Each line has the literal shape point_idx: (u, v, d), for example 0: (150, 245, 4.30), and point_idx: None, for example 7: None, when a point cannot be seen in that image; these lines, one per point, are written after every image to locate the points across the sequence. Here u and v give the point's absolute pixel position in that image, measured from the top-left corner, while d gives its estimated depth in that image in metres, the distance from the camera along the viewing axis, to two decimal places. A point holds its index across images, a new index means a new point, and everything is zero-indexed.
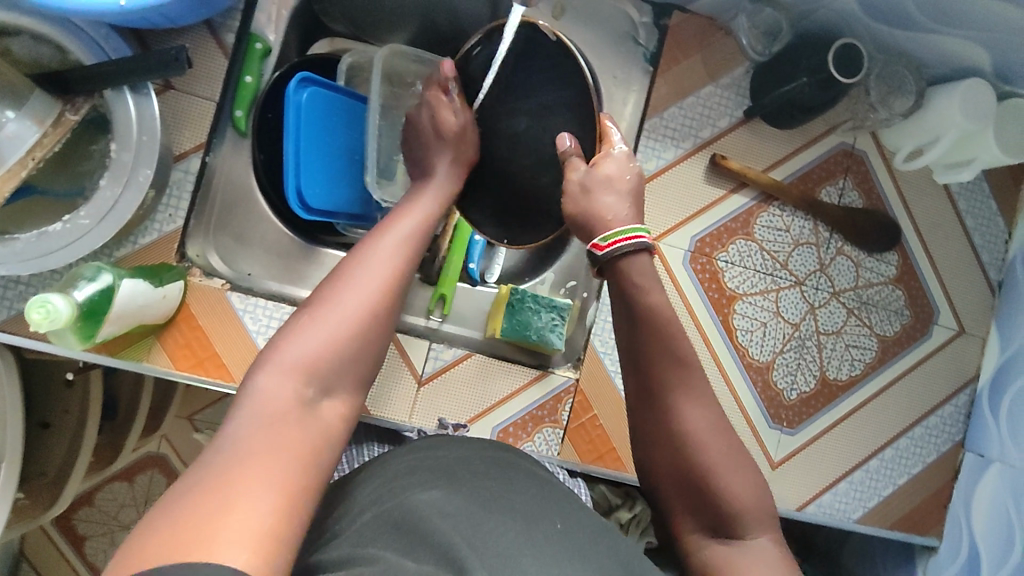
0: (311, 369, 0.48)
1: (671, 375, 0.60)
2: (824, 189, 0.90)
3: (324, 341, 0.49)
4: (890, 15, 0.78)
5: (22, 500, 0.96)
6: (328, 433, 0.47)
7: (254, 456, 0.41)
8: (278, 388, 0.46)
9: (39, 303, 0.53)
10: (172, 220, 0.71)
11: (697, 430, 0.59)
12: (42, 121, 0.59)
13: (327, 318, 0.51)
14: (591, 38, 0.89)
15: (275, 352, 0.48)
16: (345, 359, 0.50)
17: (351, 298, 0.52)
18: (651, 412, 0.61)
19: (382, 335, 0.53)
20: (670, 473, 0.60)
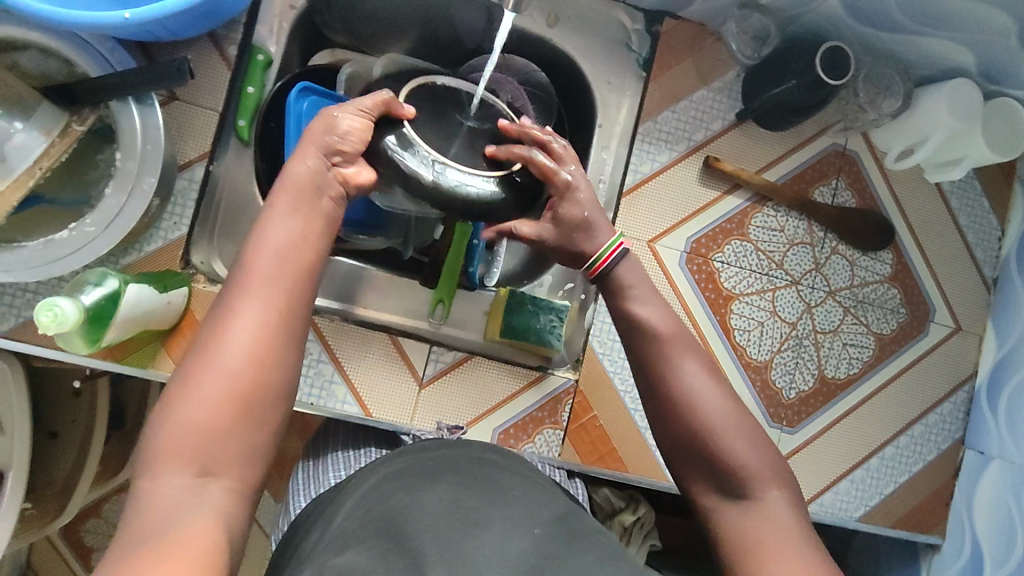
0: (193, 451, 0.47)
1: (660, 342, 0.63)
2: (818, 189, 0.91)
3: (196, 420, 0.47)
4: (876, 18, 0.80)
5: (30, 510, 0.97)
6: (223, 506, 0.47)
7: (147, 552, 0.42)
8: (159, 478, 0.46)
9: (47, 306, 0.54)
10: (177, 227, 0.73)
11: (698, 393, 0.61)
12: (50, 133, 0.61)
13: (197, 390, 0.48)
14: (586, 46, 0.89)
15: (156, 437, 0.47)
16: (225, 428, 0.48)
17: (224, 362, 0.49)
18: (651, 382, 0.63)
19: (268, 392, 0.50)
20: (676, 442, 0.62)
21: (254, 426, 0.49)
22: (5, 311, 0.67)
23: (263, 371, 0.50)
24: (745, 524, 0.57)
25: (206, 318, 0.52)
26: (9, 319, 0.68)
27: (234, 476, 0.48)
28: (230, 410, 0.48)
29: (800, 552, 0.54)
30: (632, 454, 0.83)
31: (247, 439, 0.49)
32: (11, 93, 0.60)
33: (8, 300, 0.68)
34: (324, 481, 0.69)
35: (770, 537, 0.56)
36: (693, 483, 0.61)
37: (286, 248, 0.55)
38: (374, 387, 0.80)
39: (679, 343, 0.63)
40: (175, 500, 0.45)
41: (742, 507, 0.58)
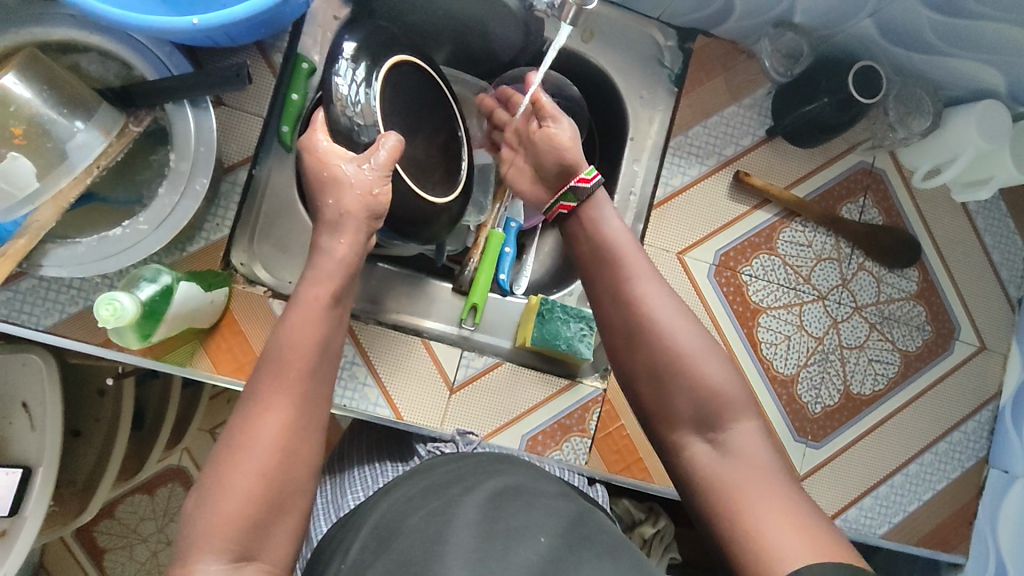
0: (231, 537, 0.47)
1: (623, 268, 0.61)
2: (845, 206, 0.92)
3: (230, 514, 0.48)
4: (909, 38, 0.81)
5: (51, 508, 0.99)
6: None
7: None
8: (194, 572, 0.46)
9: (107, 300, 0.56)
10: (219, 229, 0.74)
11: (668, 319, 0.58)
12: (109, 133, 0.63)
13: (230, 482, 0.49)
14: (620, 61, 0.90)
15: (194, 523, 0.48)
16: (259, 519, 0.48)
17: (259, 445, 0.50)
18: (620, 310, 0.60)
19: (299, 474, 0.51)
20: (646, 373, 0.58)
21: (286, 514, 0.50)
22: (51, 306, 0.69)
23: (293, 461, 0.51)
24: (718, 463, 0.54)
25: (235, 410, 0.52)
26: (54, 314, 0.69)
27: (268, 562, 0.49)
28: (261, 501, 0.49)
29: (781, 484, 0.52)
30: (657, 464, 0.84)
31: (280, 529, 0.50)
32: (73, 93, 0.61)
33: (54, 295, 0.69)
34: (343, 505, 0.67)
35: (746, 471, 0.53)
36: (663, 421, 0.58)
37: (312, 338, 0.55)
38: (404, 393, 0.81)
39: (647, 272, 0.60)
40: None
41: (716, 445, 0.55)
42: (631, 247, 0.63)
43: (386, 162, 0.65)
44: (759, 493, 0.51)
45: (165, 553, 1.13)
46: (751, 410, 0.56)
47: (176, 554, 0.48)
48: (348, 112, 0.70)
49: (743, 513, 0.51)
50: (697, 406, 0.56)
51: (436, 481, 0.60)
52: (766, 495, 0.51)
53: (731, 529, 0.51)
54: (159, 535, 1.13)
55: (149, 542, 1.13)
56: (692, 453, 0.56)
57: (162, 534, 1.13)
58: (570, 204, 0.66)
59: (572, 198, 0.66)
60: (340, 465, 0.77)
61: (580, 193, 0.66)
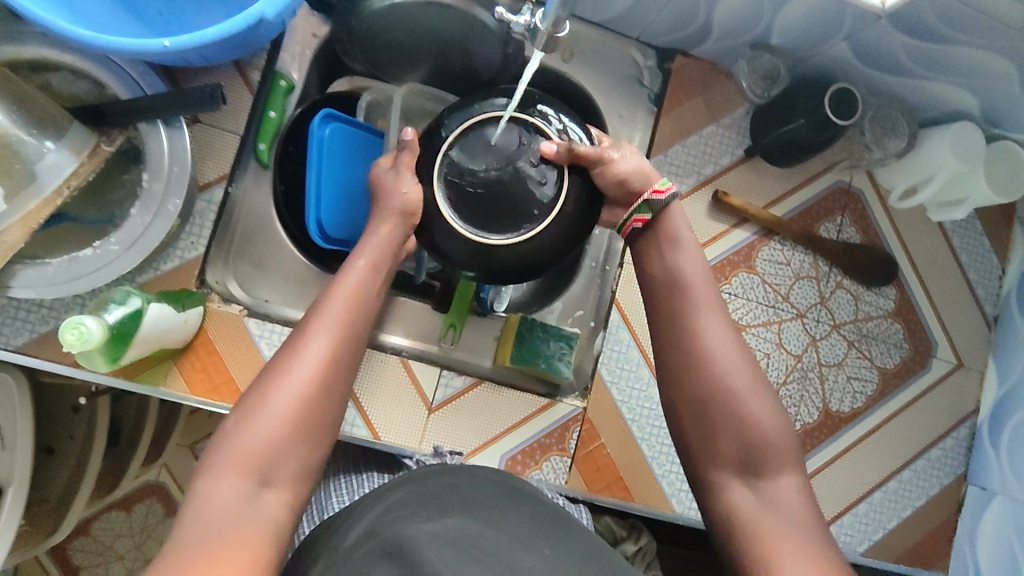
0: (252, 464, 0.52)
1: (689, 295, 0.63)
2: (823, 225, 0.93)
3: (257, 442, 0.53)
4: (883, 62, 0.82)
5: (24, 527, 0.97)
6: (272, 519, 0.51)
7: (208, 551, 0.47)
8: (219, 491, 0.51)
9: (73, 324, 0.54)
10: (194, 247, 0.74)
11: (723, 355, 0.61)
12: (80, 152, 0.61)
13: (265, 412, 0.54)
14: (601, 80, 0.91)
15: (225, 445, 0.53)
16: (282, 450, 0.53)
17: (294, 378, 0.55)
18: (676, 333, 0.63)
19: (324, 412, 0.56)
20: (693, 401, 0.61)
21: (306, 451, 0.55)
22: (20, 326, 0.68)
23: (318, 406, 0.56)
24: (756, 505, 0.57)
25: (281, 347, 0.58)
26: (23, 334, 0.69)
27: (283, 494, 0.53)
28: (288, 434, 0.54)
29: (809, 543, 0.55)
30: (637, 483, 0.84)
31: (297, 464, 0.54)
32: (44, 113, 0.60)
33: (24, 314, 0.68)
34: (327, 508, 0.66)
35: (778, 523, 0.56)
36: (707, 460, 0.61)
37: (359, 300, 0.61)
38: (383, 410, 0.80)
39: (715, 307, 0.63)
40: (221, 517, 0.50)
41: (756, 491, 0.58)
42: (702, 282, 0.65)
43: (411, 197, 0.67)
44: (794, 556, 0.54)
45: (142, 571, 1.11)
46: (794, 464, 0.59)
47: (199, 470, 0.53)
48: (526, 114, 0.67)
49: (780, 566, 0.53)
50: (746, 451, 0.59)
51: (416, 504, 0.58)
52: (796, 553, 0.54)
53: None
54: (136, 553, 1.10)
55: (125, 560, 1.10)
56: (733, 496, 0.59)
57: (138, 552, 1.10)
58: (648, 216, 0.67)
59: (647, 210, 0.67)
60: None
61: (655, 205, 0.67)
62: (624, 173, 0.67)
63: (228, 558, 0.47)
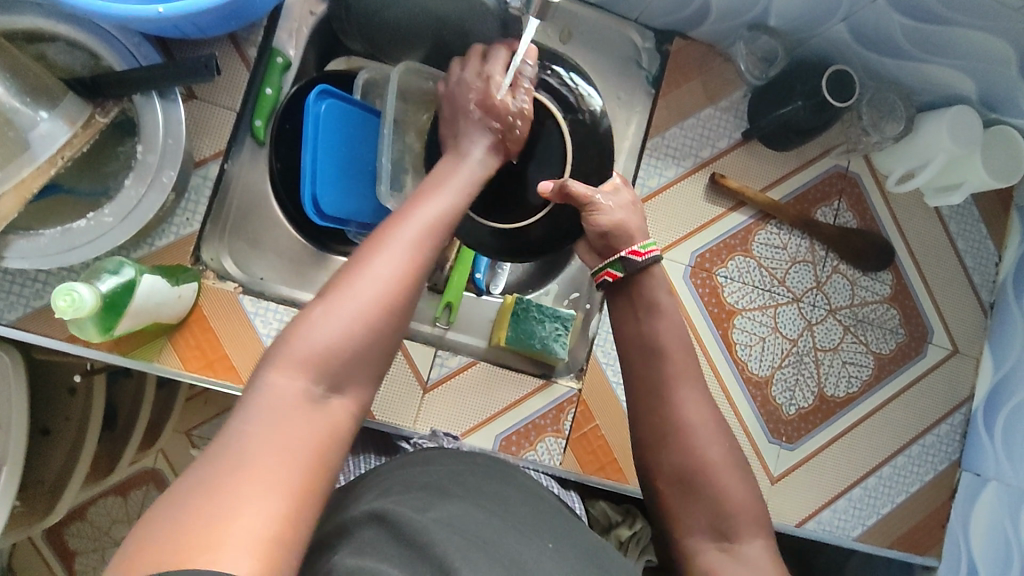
0: (324, 362, 0.46)
1: (669, 367, 0.63)
2: (820, 209, 0.93)
3: (335, 338, 0.47)
4: (881, 44, 0.82)
5: (18, 508, 0.96)
6: (337, 427, 0.46)
7: (271, 450, 0.41)
8: (286, 386, 0.45)
9: (65, 290, 0.54)
10: (189, 223, 0.73)
11: (699, 426, 0.61)
12: (74, 123, 0.61)
13: (347, 308, 0.48)
14: (598, 61, 0.91)
15: (295, 337, 0.47)
16: (358, 355, 0.48)
17: (376, 275, 0.50)
18: (653, 404, 0.63)
19: (403, 319, 0.51)
20: (671, 471, 0.62)
21: (377, 362, 0.49)
22: (14, 300, 0.68)
23: (399, 314, 0.50)
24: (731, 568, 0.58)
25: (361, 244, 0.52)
26: (17, 309, 0.68)
27: (351, 404, 0.47)
28: (366, 337, 0.48)
29: None
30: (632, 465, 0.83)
31: (367, 375, 0.49)
32: (37, 82, 0.60)
33: (18, 289, 0.68)
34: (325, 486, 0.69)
35: None
36: (680, 523, 0.61)
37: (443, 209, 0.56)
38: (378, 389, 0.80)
39: (689, 383, 0.63)
40: (288, 411, 0.44)
41: (730, 554, 0.59)
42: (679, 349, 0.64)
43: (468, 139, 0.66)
44: None
45: None
46: (764, 527, 0.60)
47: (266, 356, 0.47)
48: (564, 86, 0.70)
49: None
50: (718, 518, 0.59)
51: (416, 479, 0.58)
52: None
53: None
54: None
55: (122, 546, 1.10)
56: (705, 559, 0.60)
57: None
58: (619, 273, 0.66)
59: (620, 267, 0.66)
60: None
61: (629, 265, 0.66)
62: (601, 226, 0.67)
63: (294, 460, 0.42)
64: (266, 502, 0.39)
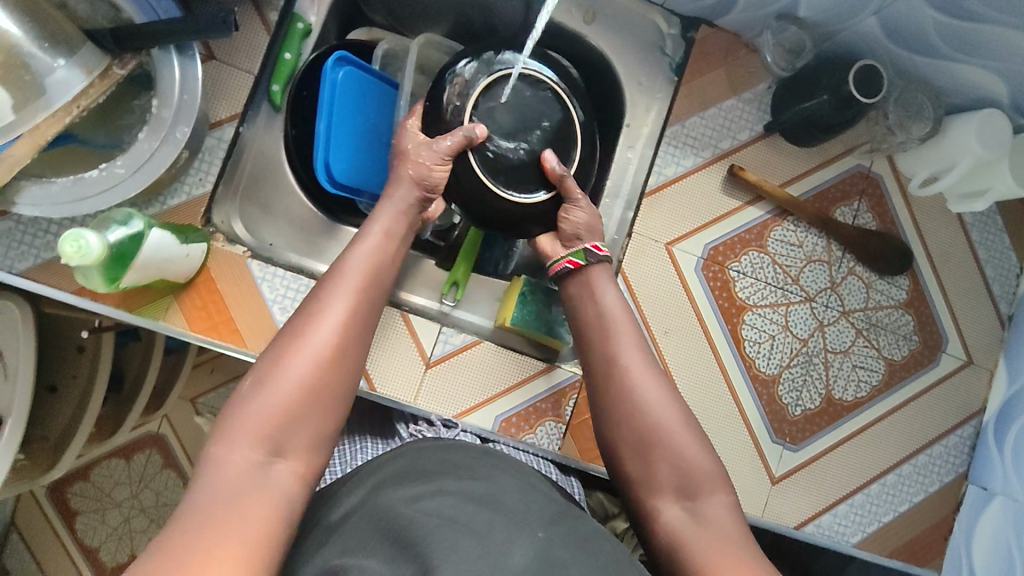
0: (264, 433, 0.51)
1: (616, 334, 0.66)
2: (839, 209, 0.91)
3: (269, 414, 0.51)
4: (913, 40, 0.80)
5: (21, 462, 0.97)
6: (285, 490, 0.50)
7: (223, 519, 0.46)
8: (231, 460, 0.49)
9: (73, 237, 0.54)
10: (201, 184, 0.74)
11: (644, 384, 0.62)
12: (91, 72, 0.62)
13: (281, 377, 0.53)
14: (620, 45, 0.89)
15: (237, 415, 0.51)
16: (295, 417, 0.52)
17: (306, 346, 0.54)
18: (606, 369, 0.64)
19: (340, 381, 0.55)
20: (625, 437, 0.62)
21: (318, 421, 0.53)
22: (25, 250, 0.68)
23: (330, 378, 0.54)
24: (691, 526, 0.56)
25: (292, 316, 0.57)
26: (28, 259, 0.69)
27: (298, 464, 0.52)
28: (300, 403, 0.52)
29: (748, 558, 0.53)
30: None
31: (310, 436, 0.53)
32: (57, 29, 0.61)
33: (29, 239, 0.69)
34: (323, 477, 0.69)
35: (713, 542, 0.54)
36: (645, 488, 0.60)
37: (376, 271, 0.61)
38: (381, 362, 0.80)
39: (636, 347, 0.65)
40: (231, 488, 0.48)
41: (690, 512, 0.57)
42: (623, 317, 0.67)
43: (451, 149, 0.68)
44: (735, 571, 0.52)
45: (138, 519, 1.11)
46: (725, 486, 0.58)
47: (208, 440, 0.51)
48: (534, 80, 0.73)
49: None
50: (679, 477, 0.58)
51: (411, 466, 0.61)
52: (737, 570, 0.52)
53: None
54: (133, 501, 1.11)
55: (122, 507, 1.11)
56: (666, 521, 0.58)
57: (136, 501, 1.11)
58: (580, 262, 0.71)
59: (582, 256, 0.71)
60: None
61: (590, 256, 0.71)
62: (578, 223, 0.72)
63: (244, 523, 0.46)
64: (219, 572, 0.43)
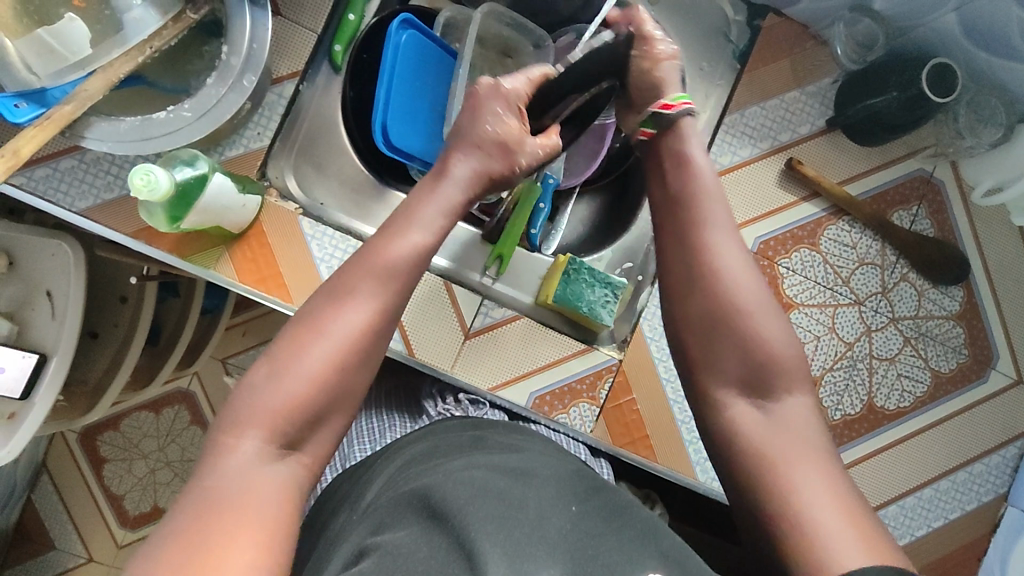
0: (278, 422, 0.51)
1: (701, 217, 0.66)
2: (896, 212, 0.88)
3: (284, 404, 0.52)
4: (989, 37, 0.79)
5: (60, 402, 0.99)
6: (292, 482, 0.51)
7: (235, 503, 0.47)
8: (242, 445, 0.50)
9: (143, 171, 0.56)
10: (259, 138, 0.74)
11: (728, 271, 0.64)
12: (166, 14, 0.64)
13: (298, 368, 0.53)
14: (685, 28, 0.91)
15: (252, 401, 0.52)
16: (311, 410, 0.53)
17: (327, 337, 0.54)
18: (689, 253, 0.65)
19: (356, 377, 0.55)
20: (704, 321, 0.63)
21: (331, 415, 0.54)
22: (86, 190, 0.69)
23: (346, 375, 0.54)
24: (764, 417, 0.60)
25: (315, 300, 0.57)
26: (88, 198, 0.70)
27: (308, 455, 0.53)
28: (315, 395, 0.53)
29: (814, 450, 0.58)
30: (665, 444, 0.80)
31: (322, 430, 0.54)
32: None
33: (90, 178, 0.70)
34: (351, 456, 0.77)
35: (785, 433, 0.58)
36: (706, 368, 0.63)
37: (410, 258, 0.59)
38: (422, 329, 0.79)
39: (723, 233, 0.66)
40: (239, 479, 0.48)
41: (761, 402, 0.61)
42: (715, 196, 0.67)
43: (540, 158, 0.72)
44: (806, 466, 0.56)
45: (163, 473, 1.14)
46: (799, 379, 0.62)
47: (214, 429, 0.52)
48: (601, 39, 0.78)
49: (786, 471, 0.56)
50: (747, 365, 0.61)
51: (441, 443, 0.65)
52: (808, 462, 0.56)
53: (767, 494, 0.56)
54: (159, 454, 1.14)
55: (147, 459, 1.14)
56: (736, 405, 0.61)
57: (162, 454, 1.14)
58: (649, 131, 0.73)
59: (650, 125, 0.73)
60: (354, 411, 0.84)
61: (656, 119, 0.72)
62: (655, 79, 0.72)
63: (260, 510, 0.47)
64: (238, 562, 0.43)
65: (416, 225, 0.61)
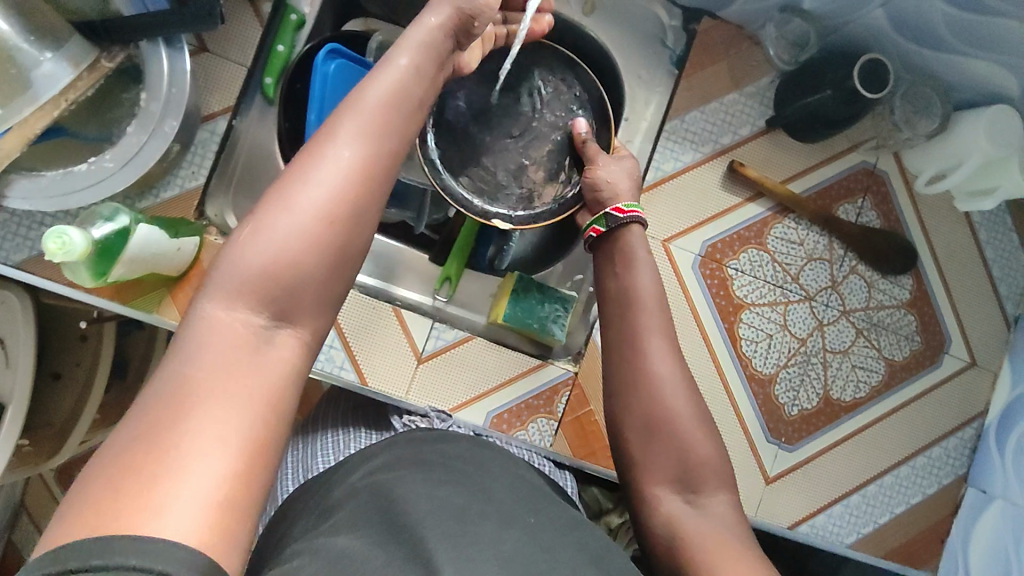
0: (262, 286, 0.43)
1: (642, 320, 0.65)
2: (842, 206, 0.89)
3: (270, 262, 0.43)
4: (921, 33, 0.78)
5: (25, 447, 0.95)
6: (286, 366, 0.43)
7: (210, 390, 0.39)
8: (225, 317, 0.42)
9: (57, 233, 0.55)
10: (195, 176, 0.73)
11: (667, 377, 0.63)
12: (78, 65, 0.63)
13: (283, 221, 0.44)
14: (620, 37, 0.90)
15: (231, 262, 0.43)
16: (302, 271, 0.44)
17: (316, 180, 0.45)
18: (627, 357, 0.64)
19: (359, 226, 0.46)
20: (641, 427, 0.62)
21: (332, 279, 0.45)
22: (19, 241, 0.69)
23: (340, 234, 0.46)
24: (696, 518, 0.58)
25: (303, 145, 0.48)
26: (23, 250, 0.69)
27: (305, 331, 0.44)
28: (308, 254, 0.44)
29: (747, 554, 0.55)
30: None
31: (317, 301, 0.45)
32: (45, 22, 0.62)
33: (25, 231, 0.69)
34: (311, 466, 0.67)
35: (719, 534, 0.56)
36: (647, 471, 0.61)
37: (393, 100, 0.51)
38: (374, 357, 0.80)
39: (660, 339, 0.64)
40: (222, 361, 0.40)
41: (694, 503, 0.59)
42: (656, 301, 0.67)
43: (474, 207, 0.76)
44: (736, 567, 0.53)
45: None
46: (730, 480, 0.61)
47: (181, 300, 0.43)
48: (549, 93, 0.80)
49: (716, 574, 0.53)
50: (682, 468, 0.60)
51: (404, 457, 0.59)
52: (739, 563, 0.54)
53: None
54: None
55: None
56: (669, 505, 0.60)
57: None
58: (602, 229, 0.72)
59: (604, 223, 0.72)
60: (313, 427, 0.74)
61: (611, 221, 0.71)
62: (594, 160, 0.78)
63: (241, 399, 0.39)
64: (207, 465, 0.36)
65: (394, 79, 0.52)
